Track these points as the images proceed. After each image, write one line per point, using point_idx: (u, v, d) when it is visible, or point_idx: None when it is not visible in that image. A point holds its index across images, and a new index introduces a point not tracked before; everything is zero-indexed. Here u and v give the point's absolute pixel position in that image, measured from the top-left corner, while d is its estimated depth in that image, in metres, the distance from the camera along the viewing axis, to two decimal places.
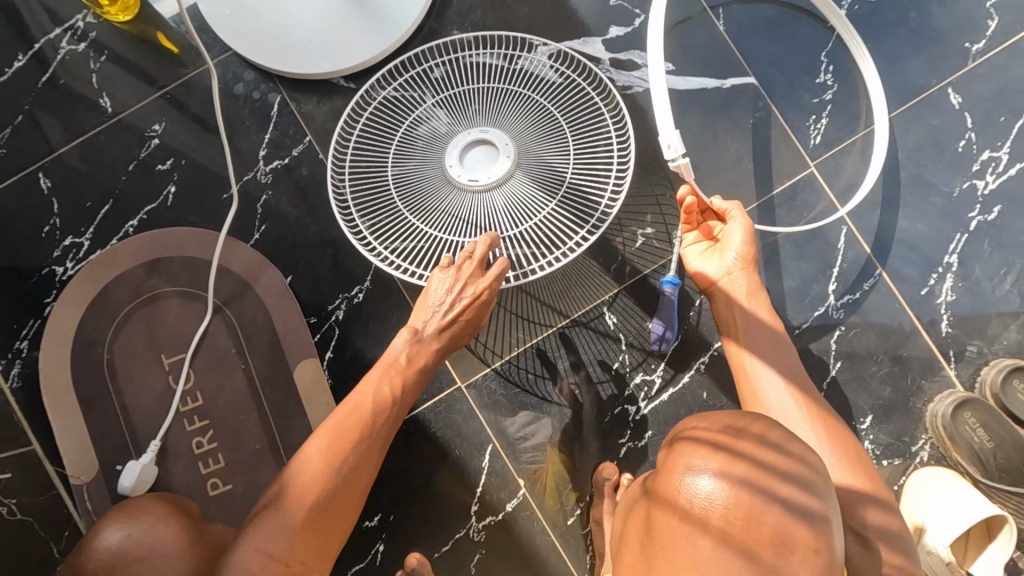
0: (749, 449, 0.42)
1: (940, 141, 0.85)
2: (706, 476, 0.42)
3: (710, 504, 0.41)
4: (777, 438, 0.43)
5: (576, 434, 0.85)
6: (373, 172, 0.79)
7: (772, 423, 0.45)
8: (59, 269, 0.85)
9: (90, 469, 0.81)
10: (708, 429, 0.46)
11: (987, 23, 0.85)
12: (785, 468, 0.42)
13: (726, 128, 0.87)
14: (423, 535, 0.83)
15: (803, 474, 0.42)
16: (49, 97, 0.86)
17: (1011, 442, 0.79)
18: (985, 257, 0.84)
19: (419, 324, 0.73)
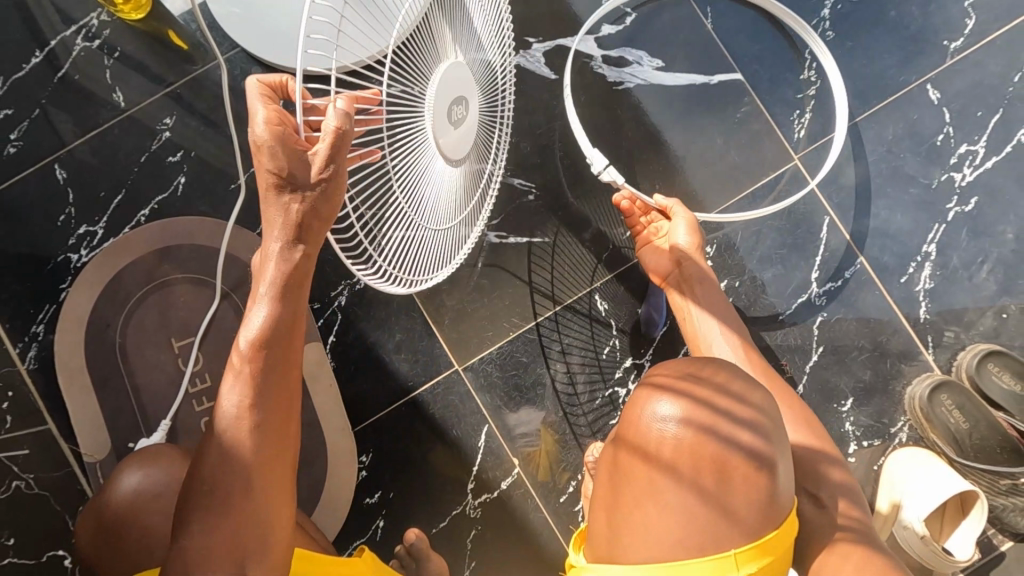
0: (708, 397, 0.54)
1: (920, 136, 0.89)
2: (667, 417, 0.54)
3: (670, 436, 0.54)
4: (731, 385, 0.54)
5: (569, 415, 0.89)
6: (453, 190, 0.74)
7: (730, 373, 0.55)
8: (74, 256, 0.89)
9: (103, 447, 0.85)
10: (671, 375, 0.57)
11: (965, 22, 0.89)
12: (736, 413, 0.53)
13: (713, 122, 0.90)
14: (421, 511, 0.87)
15: (749, 415, 0.54)
16: (64, 92, 0.90)
17: (984, 423, 0.84)
18: (961, 247, 0.88)
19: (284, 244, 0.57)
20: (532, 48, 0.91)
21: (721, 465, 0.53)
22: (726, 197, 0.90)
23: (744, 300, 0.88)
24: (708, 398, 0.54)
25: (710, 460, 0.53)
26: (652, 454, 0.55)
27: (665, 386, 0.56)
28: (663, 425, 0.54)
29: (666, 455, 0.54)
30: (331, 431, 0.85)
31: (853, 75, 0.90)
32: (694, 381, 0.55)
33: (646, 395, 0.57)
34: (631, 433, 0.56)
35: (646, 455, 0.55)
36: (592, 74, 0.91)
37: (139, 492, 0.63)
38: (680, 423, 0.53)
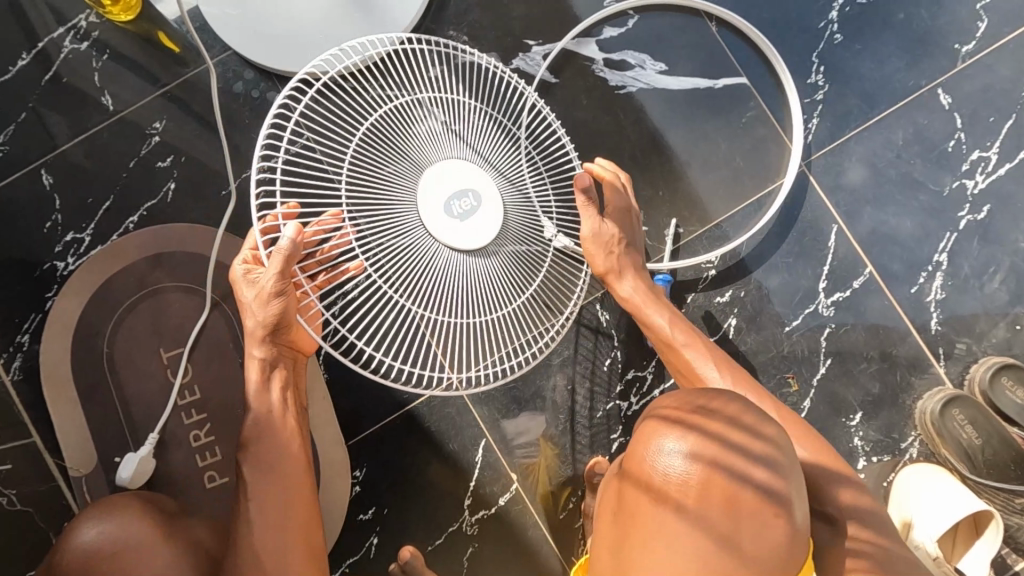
0: (718, 430, 0.50)
1: (930, 141, 0.86)
2: (677, 455, 0.50)
3: (677, 469, 0.50)
4: (744, 418, 0.51)
5: (569, 429, 0.86)
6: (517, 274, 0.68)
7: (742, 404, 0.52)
8: (60, 264, 0.87)
9: (89, 461, 0.83)
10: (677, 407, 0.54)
11: (977, 25, 0.86)
12: (747, 447, 0.50)
13: (717, 128, 0.88)
14: (416, 527, 0.84)
15: (761, 448, 0.51)
16: (51, 95, 0.87)
17: (997, 438, 0.81)
18: (973, 255, 0.85)
19: (269, 359, 0.71)
20: (532, 51, 0.89)
21: (743, 503, 0.49)
22: (731, 205, 0.87)
23: (749, 310, 0.86)
24: (720, 431, 0.51)
25: (729, 498, 0.49)
26: (666, 496, 0.50)
27: (675, 420, 0.53)
28: (675, 462, 0.50)
29: (683, 495, 0.50)
30: (324, 445, 0.82)
31: (862, 80, 0.87)
32: (705, 413, 0.52)
33: (654, 432, 0.53)
34: (640, 474, 0.52)
35: (659, 499, 0.51)
36: (593, 77, 0.88)
37: (104, 543, 0.57)
38: (693, 460, 0.50)
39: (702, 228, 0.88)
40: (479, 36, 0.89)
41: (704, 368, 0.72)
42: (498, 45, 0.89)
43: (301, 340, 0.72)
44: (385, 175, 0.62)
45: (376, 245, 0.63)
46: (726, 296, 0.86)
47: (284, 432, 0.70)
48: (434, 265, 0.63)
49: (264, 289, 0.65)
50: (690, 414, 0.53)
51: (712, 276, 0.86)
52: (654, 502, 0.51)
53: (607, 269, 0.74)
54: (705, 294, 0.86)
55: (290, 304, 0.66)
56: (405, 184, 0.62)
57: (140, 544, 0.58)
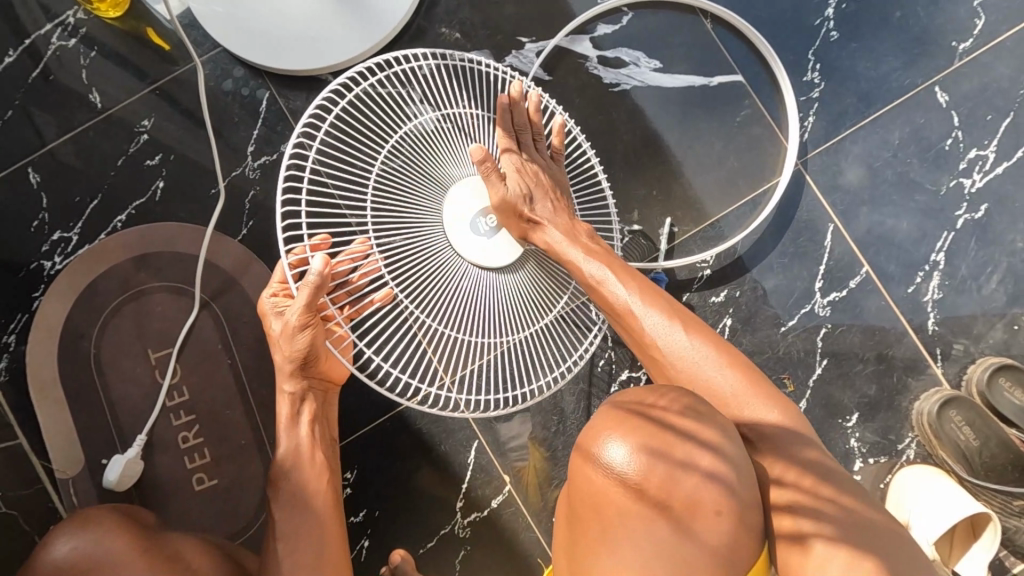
0: (676, 421, 0.49)
1: (927, 140, 0.86)
2: (622, 448, 0.49)
3: (627, 454, 0.49)
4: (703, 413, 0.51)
5: (561, 431, 0.85)
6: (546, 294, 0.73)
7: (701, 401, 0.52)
8: (47, 263, 0.85)
9: (77, 463, 0.82)
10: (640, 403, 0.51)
11: (974, 22, 0.86)
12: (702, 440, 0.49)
13: (712, 127, 0.87)
14: (408, 530, 0.83)
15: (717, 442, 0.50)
16: (38, 92, 0.86)
17: (995, 440, 0.80)
18: (970, 255, 0.84)
19: (299, 389, 0.71)
20: (525, 48, 0.88)
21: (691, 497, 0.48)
22: (726, 204, 0.87)
23: (744, 310, 0.85)
24: (670, 420, 0.49)
25: (678, 492, 0.48)
26: (610, 490, 0.49)
27: (625, 410, 0.51)
28: (619, 455, 0.49)
29: (627, 490, 0.48)
30: None
31: (858, 78, 0.87)
32: (659, 405, 0.50)
33: (602, 423, 0.51)
34: (585, 465, 0.51)
35: (603, 491, 0.49)
36: (587, 75, 0.87)
37: (76, 559, 0.54)
38: (639, 454, 0.48)
39: (697, 227, 0.87)
40: (472, 34, 0.88)
41: (658, 337, 0.63)
42: (491, 44, 0.88)
43: (331, 369, 0.73)
44: (413, 197, 0.68)
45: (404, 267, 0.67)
46: (721, 296, 0.85)
47: (304, 453, 0.70)
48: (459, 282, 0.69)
49: (290, 323, 0.65)
50: (642, 404, 0.51)
51: (707, 276, 0.86)
52: (598, 494, 0.50)
53: (505, 200, 0.68)
54: (700, 294, 0.86)
55: (316, 336, 0.67)
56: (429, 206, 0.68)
57: (118, 561, 0.55)
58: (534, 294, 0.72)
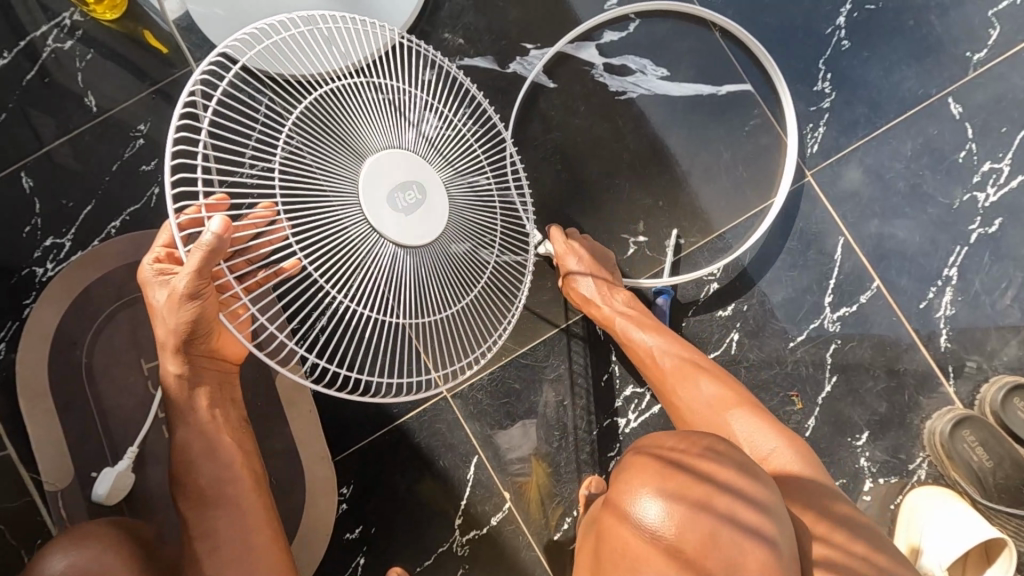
0: (716, 473, 0.47)
1: (940, 152, 0.84)
2: (654, 502, 0.47)
3: (663, 517, 0.46)
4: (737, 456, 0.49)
5: (563, 447, 0.83)
6: (467, 276, 0.65)
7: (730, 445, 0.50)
8: (39, 270, 0.84)
9: (65, 476, 0.79)
10: (676, 447, 0.50)
11: (989, 32, 0.84)
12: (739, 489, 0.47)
13: (721, 137, 0.85)
14: (405, 548, 0.81)
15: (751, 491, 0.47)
16: (33, 94, 0.84)
17: (1009, 461, 0.78)
18: (984, 270, 0.82)
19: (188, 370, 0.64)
20: (529, 54, 0.86)
21: (735, 560, 0.45)
22: (733, 215, 0.85)
23: (752, 324, 0.83)
24: (704, 469, 0.48)
25: (715, 551, 0.45)
26: (644, 550, 0.47)
27: (655, 458, 0.50)
28: (652, 510, 0.47)
29: (665, 549, 0.46)
30: (308, 461, 0.78)
31: (869, 87, 0.85)
32: (692, 452, 0.49)
33: (631, 475, 0.50)
34: (618, 521, 0.49)
35: (637, 550, 0.47)
36: (592, 82, 0.85)
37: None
38: (672, 508, 0.46)
39: (703, 240, 0.85)
40: (475, 39, 0.86)
41: (682, 387, 0.70)
42: (494, 50, 0.86)
43: (225, 346, 0.66)
44: (318, 168, 0.53)
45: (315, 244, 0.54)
46: (728, 310, 0.83)
47: (215, 434, 0.65)
48: (380, 261, 0.56)
49: (176, 292, 0.55)
50: (674, 451, 0.50)
51: (714, 289, 0.84)
52: (631, 553, 0.47)
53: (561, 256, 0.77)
54: (706, 308, 0.84)
55: (208, 307, 0.58)
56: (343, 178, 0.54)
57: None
58: (455, 274, 0.64)
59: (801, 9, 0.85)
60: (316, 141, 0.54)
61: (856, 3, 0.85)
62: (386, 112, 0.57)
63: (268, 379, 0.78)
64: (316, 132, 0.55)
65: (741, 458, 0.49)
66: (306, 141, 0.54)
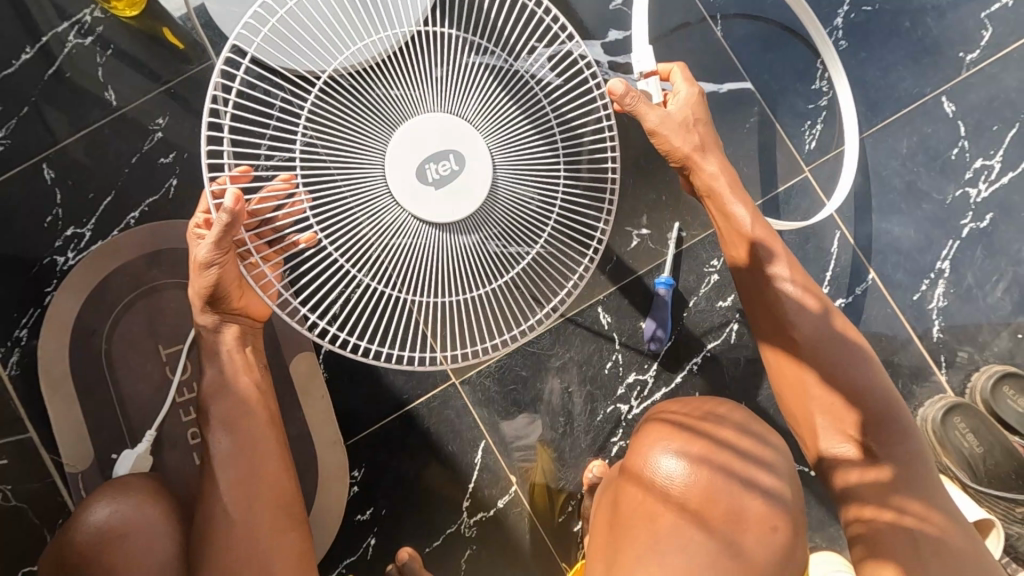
0: (719, 432, 0.59)
1: (933, 149, 0.87)
2: (673, 459, 0.58)
3: (675, 469, 0.57)
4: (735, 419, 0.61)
5: (568, 433, 0.86)
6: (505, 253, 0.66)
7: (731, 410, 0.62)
8: (60, 259, 0.86)
9: (85, 459, 0.82)
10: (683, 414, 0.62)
11: (981, 33, 0.87)
12: (737, 444, 0.58)
13: (722, 133, 0.88)
14: (415, 529, 0.84)
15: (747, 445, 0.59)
16: (55, 89, 0.87)
17: (999, 448, 0.81)
18: (976, 264, 0.85)
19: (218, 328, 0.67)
20: (537, 51, 0.87)
21: (737, 507, 0.56)
22: None
23: None
24: (708, 428, 0.60)
25: (722, 500, 0.56)
26: (659, 496, 0.57)
27: (670, 424, 0.60)
28: (672, 466, 0.57)
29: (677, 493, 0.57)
30: (321, 446, 0.80)
31: (867, 86, 0.88)
32: (697, 418, 0.60)
33: (648, 438, 0.60)
34: (640, 482, 0.59)
35: (660, 506, 0.57)
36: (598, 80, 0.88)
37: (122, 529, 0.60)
38: (689, 465, 0.57)
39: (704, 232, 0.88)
40: None
41: (817, 344, 0.66)
42: None
43: (247, 303, 0.68)
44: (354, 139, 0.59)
45: (333, 217, 0.60)
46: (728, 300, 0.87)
47: (248, 404, 0.67)
48: (402, 234, 0.61)
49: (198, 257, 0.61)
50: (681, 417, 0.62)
51: (714, 280, 0.87)
52: (649, 506, 0.57)
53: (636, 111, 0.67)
54: (707, 298, 0.87)
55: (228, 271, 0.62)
56: (367, 150, 0.59)
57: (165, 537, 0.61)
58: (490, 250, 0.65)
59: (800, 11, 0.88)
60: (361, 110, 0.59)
61: (853, 5, 0.88)
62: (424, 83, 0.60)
63: (282, 364, 0.81)
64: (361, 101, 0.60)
65: (741, 423, 0.60)
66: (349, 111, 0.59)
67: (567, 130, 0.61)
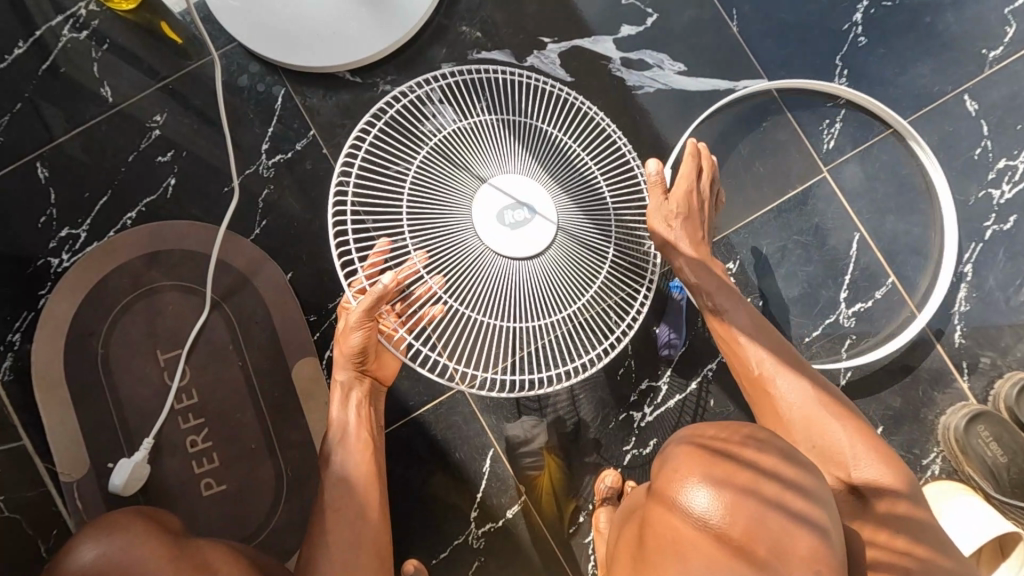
0: (763, 461, 0.45)
1: (955, 149, 0.84)
2: (701, 484, 0.45)
3: (705, 512, 0.44)
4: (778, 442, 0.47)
5: (579, 440, 0.83)
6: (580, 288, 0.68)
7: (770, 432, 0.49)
8: (54, 261, 0.83)
9: (81, 467, 0.79)
10: (720, 438, 0.49)
11: (1005, 29, 0.84)
12: (781, 474, 0.45)
13: (736, 131, 0.86)
14: (421, 540, 0.81)
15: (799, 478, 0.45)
16: (50, 84, 0.84)
17: (1023, 457, 0.79)
18: (999, 267, 0.83)
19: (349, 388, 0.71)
20: (547, 49, 0.86)
21: (787, 550, 0.42)
22: (749, 211, 0.85)
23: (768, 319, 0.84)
24: (749, 456, 0.46)
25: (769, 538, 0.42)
26: (690, 538, 0.44)
27: (700, 448, 0.48)
28: (701, 496, 0.44)
29: (711, 538, 0.43)
30: None
31: (886, 84, 0.85)
32: (732, 441, 0.47)
33: (677, 465, 0.48)
34: (666, 513, 0.46)
35: (691, 543, 0.44)
36: (610, 77, 0.86)
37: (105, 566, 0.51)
38: (719, 492, 0.44)
39: (719, 235, 0.85)
40: (495, 35, 0.86)
41: (777, 376, 0.67)
42: (513, 44, 0.86)
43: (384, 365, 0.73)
44: (441, 189, 0.66)
45: (434, 258, 0.66)
46: None
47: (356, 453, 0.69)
48: (488, 266, 0.65)
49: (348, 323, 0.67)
50: (716, 440, 0.48)
51: None
52: (678, 549, 0.44)
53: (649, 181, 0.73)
54: None
55: (369, 339, 0.67)
56: (458, 199, 0.66)
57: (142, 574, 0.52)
58: (565, 279, 0.67)
59: (818, 6, 0.86)
60: (447, 168, 0.67)
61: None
62: (493, 142, 0.69)
63: None
64: (444, 162, 0.68)
65: (784, 446, 0.47)
66: (435, 169, 0.68)
67: (627, 173, 0.68)
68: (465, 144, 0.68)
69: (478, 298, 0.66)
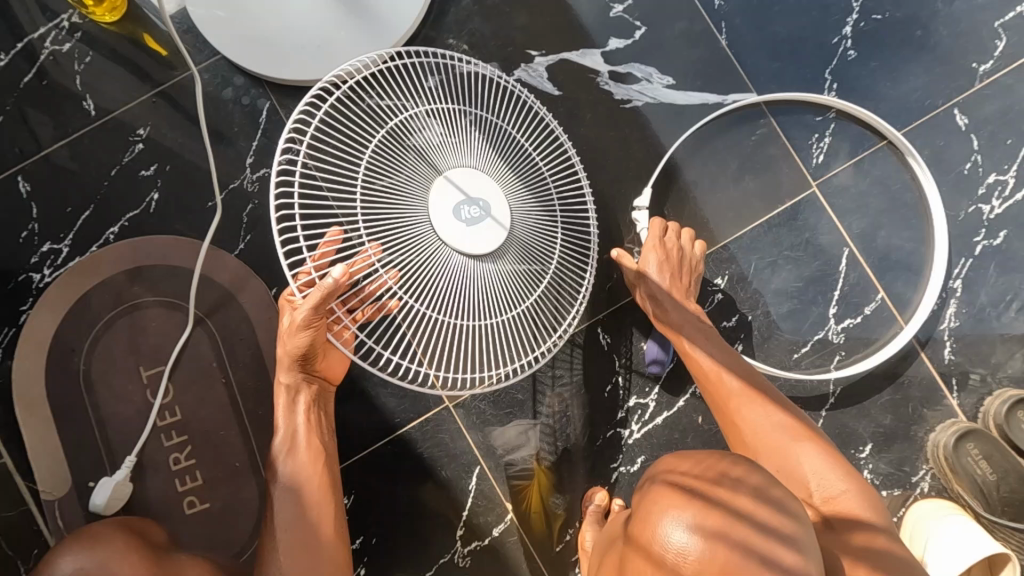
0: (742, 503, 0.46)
1: (946, 164, 0.84)
2: (682, 527, 0.46)
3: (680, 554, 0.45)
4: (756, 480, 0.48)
5: (566, 458, 0.83)
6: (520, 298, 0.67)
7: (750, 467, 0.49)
8: (37, 275, 0.82)
9: (62, 485, 0.78)
10: (701, 478, 0.49)
11: (996, 43, 0.83)
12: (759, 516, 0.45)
13: (726, 146, 0.85)
14: (407, 559, 0.80)
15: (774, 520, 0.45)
16: (31, 97, 0.83)
17: (1013, 475, 0.78)
18: (989, 283, 0.82)
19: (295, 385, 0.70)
20: (535, 62, 0.85)
21: None
22: (738, 227, 0.84)
23: (757, 335, 0.83)
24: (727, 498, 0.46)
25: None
26: None
27: (681, 489, 0.49)
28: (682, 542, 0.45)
29: None
30: None
31: (874, 98, 0.85)
32: (712, 482, 0.48)
33: (656, 503, 0.49)
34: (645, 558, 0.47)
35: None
36: (598, 90, 0.85)
37: None
38: (696, 535, 0.45)
39: (708, 250, 0.84)
40: (481, 47, 0.85)
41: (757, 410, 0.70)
42: (500, 56, 0.85)
43: (329, 367, 0.72)
44: (402, 177, 0.63)
45: (390, 249, 0.62)
46: (733, 320, 0.83)
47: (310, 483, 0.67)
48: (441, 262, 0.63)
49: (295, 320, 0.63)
50: (696, 481, 0.49)
51: (719, 300, 0.84)
52: None
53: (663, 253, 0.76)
54: (711, 318, 0.84)
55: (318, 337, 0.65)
56: (417, 191, 0.63)
57: None
58: (515, 277, 0.66)
59: (807, 20, 0.85)
60: (410, 155, 0.64)
61: (862, 13, 0.85)
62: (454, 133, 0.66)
63: None
64: (404, 149, 0.65)
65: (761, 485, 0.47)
66: (395, 156, 0.64)
67: (581, 181, 0.69)
68: (427, 131, 0.65)
69: (431, 300, 0.63)
